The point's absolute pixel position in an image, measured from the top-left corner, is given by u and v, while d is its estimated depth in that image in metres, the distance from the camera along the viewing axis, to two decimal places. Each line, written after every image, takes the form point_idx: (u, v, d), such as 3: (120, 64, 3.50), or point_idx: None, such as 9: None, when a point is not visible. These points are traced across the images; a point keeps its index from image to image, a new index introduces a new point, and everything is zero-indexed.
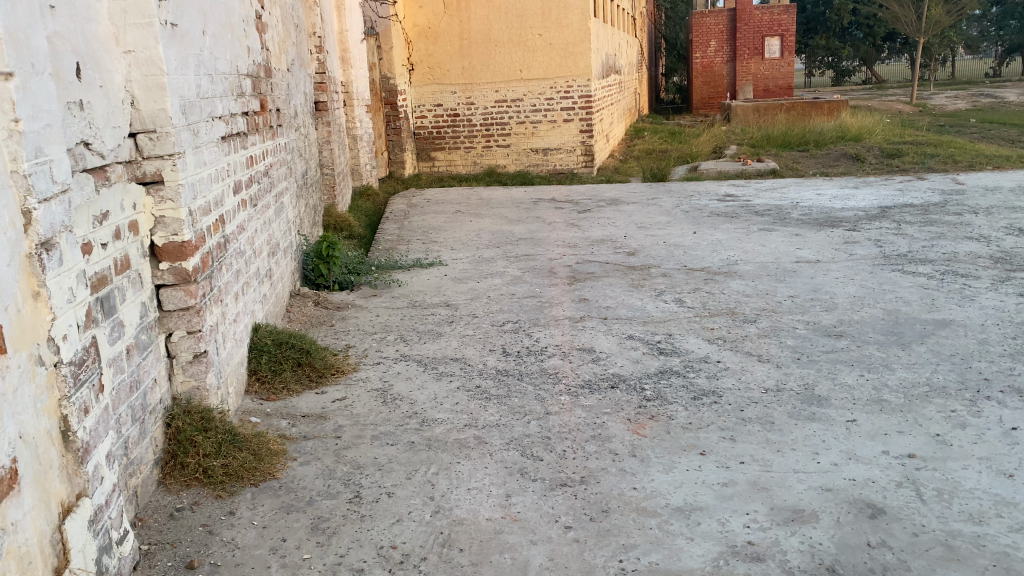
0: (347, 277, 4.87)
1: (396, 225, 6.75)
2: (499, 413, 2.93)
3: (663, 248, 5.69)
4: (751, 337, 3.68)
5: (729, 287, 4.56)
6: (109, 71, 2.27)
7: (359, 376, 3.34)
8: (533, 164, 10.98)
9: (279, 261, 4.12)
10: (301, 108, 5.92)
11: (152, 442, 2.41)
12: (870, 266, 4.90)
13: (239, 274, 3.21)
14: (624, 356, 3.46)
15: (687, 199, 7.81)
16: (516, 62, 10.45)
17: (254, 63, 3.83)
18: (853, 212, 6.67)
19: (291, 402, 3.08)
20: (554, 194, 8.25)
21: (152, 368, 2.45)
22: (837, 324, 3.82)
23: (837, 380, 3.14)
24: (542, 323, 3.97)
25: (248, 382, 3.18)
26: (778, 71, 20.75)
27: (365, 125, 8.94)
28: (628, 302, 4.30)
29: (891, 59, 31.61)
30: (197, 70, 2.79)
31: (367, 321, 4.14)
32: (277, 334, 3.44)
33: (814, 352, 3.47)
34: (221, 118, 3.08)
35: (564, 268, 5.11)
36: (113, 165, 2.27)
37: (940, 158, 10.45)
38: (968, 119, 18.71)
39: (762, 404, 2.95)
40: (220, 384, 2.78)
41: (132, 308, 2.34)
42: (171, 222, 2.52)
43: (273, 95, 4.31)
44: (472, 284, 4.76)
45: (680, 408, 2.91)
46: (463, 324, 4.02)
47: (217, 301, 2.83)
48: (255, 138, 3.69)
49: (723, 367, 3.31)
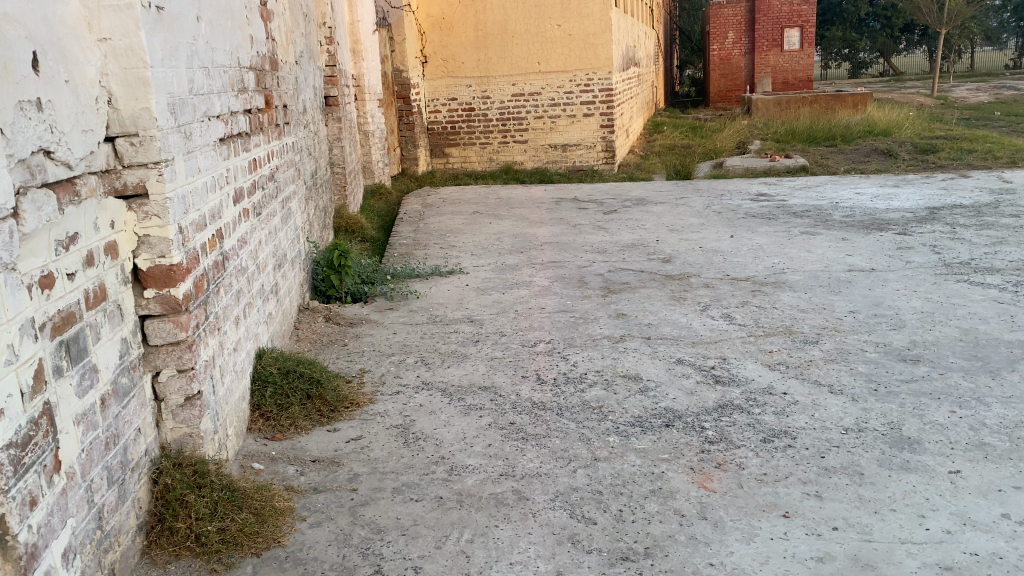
0: (360, 288, 4.49)
1: (411, 227, 6.36)
2: (540, 459, 2.53)
3: (700, 253, 5.28)
4: (817, 363, 3.27)
5: (781, 301, 4.14)
6: (80, 63, 1.88)
7: (376, 410, 2.94)
8: (551, 160, 10.54)
9: (286, 273, 3.73)
10: (311, 103, 5.54)
11: (135, 504, 2.02)
12: (932, 276, 4.48)
13: (240, 295, 2.82)
14: (676, 387, 3.06)
15: (718, 199, 7.38)
16: (533, 54, 10.03)
17: (258, 53, 3.44)
18: (899, 213, 6.23)
19: (300, 443, 2.69)
20: (576, 193, 7.84)
21: (135, 416, 2.07)
22: (911, 347, 3.40)
23: (926, 418, 2.73)
24: (578, 343, 3.57)
25: (251, 419, 2.80)
26: (798, 63, 20.22)
27: (377, 120, 8.54)
28: (672, 318, 3.89)
29: (910, 51, 31.01)
30: (190, 62, 2.40)
31: (384, 341, 3.74)
32: (284, 361, 3.04)
33: (892, 381, 3.05)
34: (219, 117, 2.70)
35: (595, 277, 4.71)
36: (85, 176, 1.89)
37: (978, 154, 9.99)
38: (994, 112, 18.17)
39: (845, 448, 2.54)
40: (217, 428, 2.39)
41: (110, 347, 1.96)
42: (156, 242, 2.12)
43: (280, 89, 3.91)
44: (497, 296, 4.37)
45: (750, 453, 2.51)
46: (490, 344, 3.62)
47: (213, 330, 2.44)
48: (259, 138, 3.30)
49: (792, 401, 2.90)
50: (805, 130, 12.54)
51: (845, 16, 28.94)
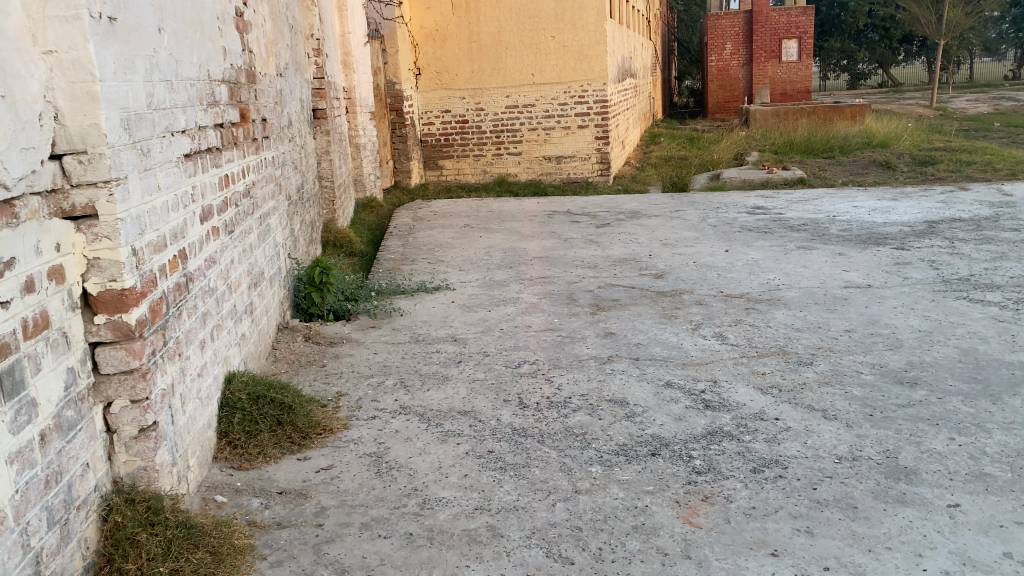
0: (343, 305, 4.36)
1: (401, 241, 6.25)
2: (517, 492, 2.41)
3: (693, 268, 5.16)
4: (810, 386, 3.14)
5: (775, 319, 4.02)
6: (21, 76, 1.77)
7: (349, 437, 2.82)
8: (546, 172, 10.44)
9: (263, 292, 3.62)
10: (296, 116, 5.43)
11: (81, 545, 1.90)
12: (931, 292, 4.37)
13: (207, 318, 2.71)
14: (663, 412, 2.93)
15: (713, 212, 7.28)
16: (528, 65, 9.94)
17: (232, 66, 3.34)
18: (897, 227, 6.12)
19: (268, 473, 2.57)
20: (569, 206, 7.74)
21: (83, 451, 1.95)
22: (908, 368, 3.28)
23: (924, 446, 2.60)
24: (563, 364, 3.45)
25: (218, 447, 2.68)
26: (796, 74, 20.16)
27: (369, 132, 8.45)
28: (662, 338, 3.77)
29: (908, 62, 31.00)
30: (149, 75, 2.29)
31: (363, 362, 3.62)
32: (255, 385, 2.93)
33: (888, 406, 2.92)
34: (184, 133, 2.59)
35: (585, 294, 4.59)
36: (25, 197, 1.78)
37: (977, 166, 9.89)
38: (992, 123, 18.11)
39: (838, 479, 2.41)
40: (176, 460, 2.27)
41: (52, 379, 1.84)
42: (107, 265, 2.01)
43: (258, 103, 3.81)
44: (483, 314, 4.25)
45: (738, 485, 2.39)
46: (472, 365, 3.50)
47: (173, 356, 2.32)
48: (233, 154, 3.20)
49: (783, 427, 2.78)
50: (802, 141, 12.44)
51: (843, 27, 28.94)
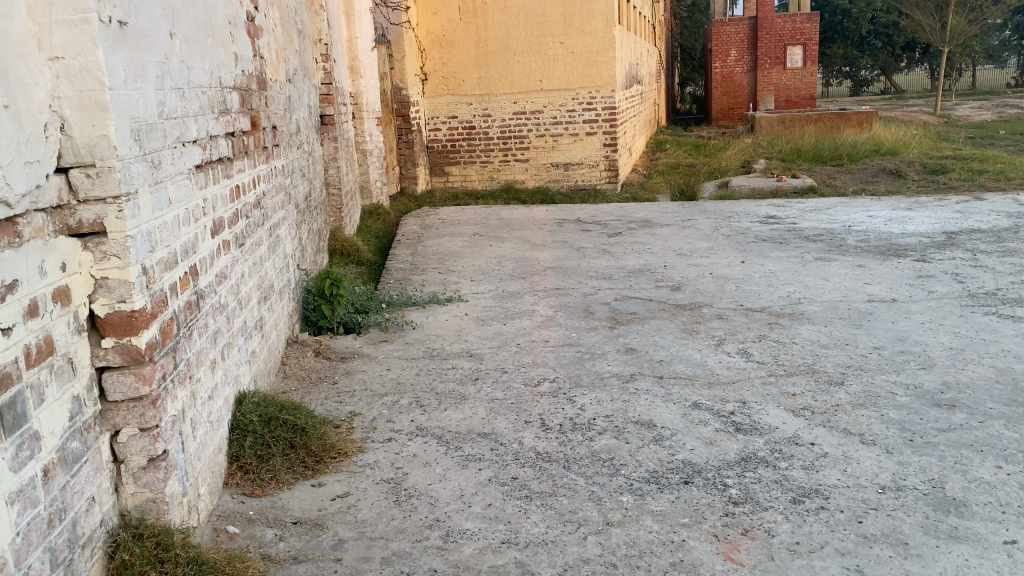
0: (353, 317, 4.23)
1: (409, 250, 6.13)
2: (545, 523, 2.28)
3: (710, 280, 5.04)
4: (844, 408, 3.02)
5: (800, 335, 3.90)
6: (26, 85, 1.64)
7: (366, 461, 2.70)
8: (553, 179, 10.32)
9: (273, 305, 3.49)
10: (304, 122, 5.31)
11: None
12: (958, 307, 4.25)
13: (218, 336, 2.58)
14: (692, 436, 2.81)
15: (726, 221, 7.15)
16: (536, 71, 9.84)
17: (243, 72, 3.22)
18: (916, 238, 6.00)
19: (281, 500, 2.44)
20: (579, 214, 7.62)
21: (88, 484, 1.82)
22: (944, 389, 3.15)
23: (970, 475, 2.48)
24: (585, 383, 3.32)
25: (228, 472, 2.56)
26: (802, 80, 20.06)
27: (375, 138, 8.33)
28: (685, 355, 3.65)
29: (911, 69, 30.94)
30: (161, 83, 2.17)
31: (376, 378, 3.49)
32: (267, 406, 2.80)
33: (927, 431, 2.79)
34: (196, 143, 2.47)
35: (601, 307, 4.47)
36: (28, 214, 1.65)
37: (990, 175, 9.79)
38: (998, 131, 18.03)
39: (884, 512, 2.28)
40: (187, 490, 2.14)
41: (57, 408, 1.71)
42: (116, 285, 1.88)
43: (269, 110, 3.69)
44: (498, 327, 4.13)
45: (778, 518, 2.27)
46: (490, 383, 3.37)
47: (184, 380, 2.20)
48: (244, 163, 3.07)
49: (820, 453, 2.66)
50: (811, 149, 12.34)
51: (846, 34, 28.89)
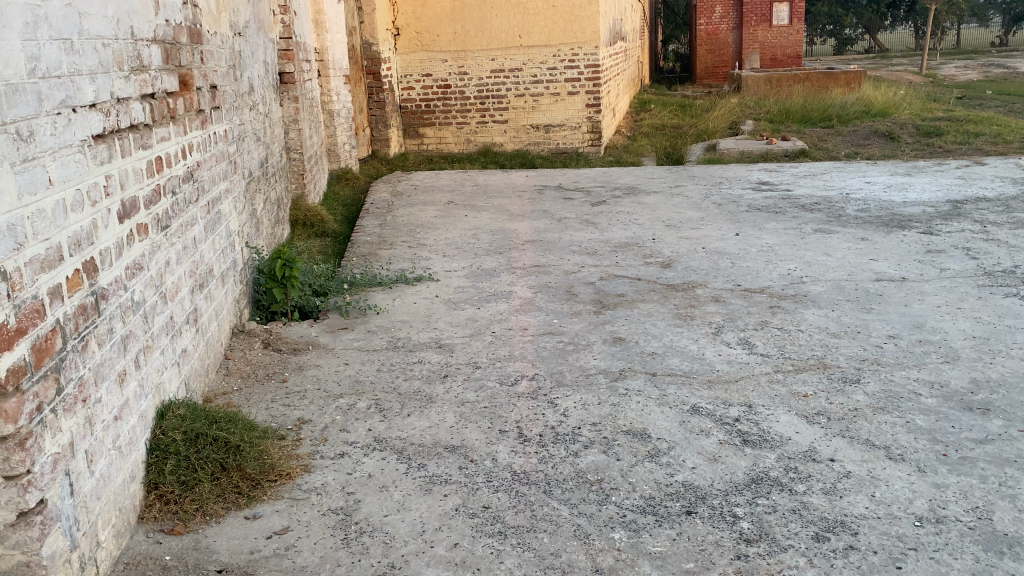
0: (309, 301, 3.79)
1: (378, 220, 5.69)
2: (521, 571, 1.90)
3: (703, 256, 4.65)
4: (864, 413, 2.64)
5: (805, 321, 3.51)
6: None
7: (311, 485, 2.29)
8: (533, 142, 9.81)
9: (211, 294, 3.05)
10: (259, 81, 4.81)
11: None
12: (975, 288, 3.88)
13: (129, 340, 2.15)
14: (693, 450, 2.43)
15: (716, 187, 6.76)
16: (514, 27, 9.29)
17: (169, 22, 2.75)
18: (919, 208, 5.63)
19: (206, 540, 2.04)
20: (560, 179, 7.19)
21: None
22: (976, 390, 2.78)
23: (1021, 502, 2.11)
24: (568, 382, 2.92)
25: (145, 504, 2.15)
26: (786, 39, 19.46)
27: (343, 98, 7.82)
28: (679, 346, 3.25)
29: (896, 28, 30.47)
30: (33, 31, 1.71)
31: (332, 375, 3.07)
32: (195, 420, 2.39)
33: (962, 443, 2.42)
34: (95, 107, 2.01)
35: (585, 287, 4.07)
36: None
37: (986, 137, 9.45)
38: (984, 91, 17.74)
39: (925, 553, 1.92)
40: (77, 542, 1.73)
41: None
42: None
43: (206, 67, 3.21)
44: (471, 312, 3.72)
45: (801, 562, 1.90)
46: (460, 381, 2.97)
47: (73, 406, 1.77)
48: (169, 131, 2.61)
49: (842, 472, 2.28)
50: (799, 109, 11.90)
51: None
